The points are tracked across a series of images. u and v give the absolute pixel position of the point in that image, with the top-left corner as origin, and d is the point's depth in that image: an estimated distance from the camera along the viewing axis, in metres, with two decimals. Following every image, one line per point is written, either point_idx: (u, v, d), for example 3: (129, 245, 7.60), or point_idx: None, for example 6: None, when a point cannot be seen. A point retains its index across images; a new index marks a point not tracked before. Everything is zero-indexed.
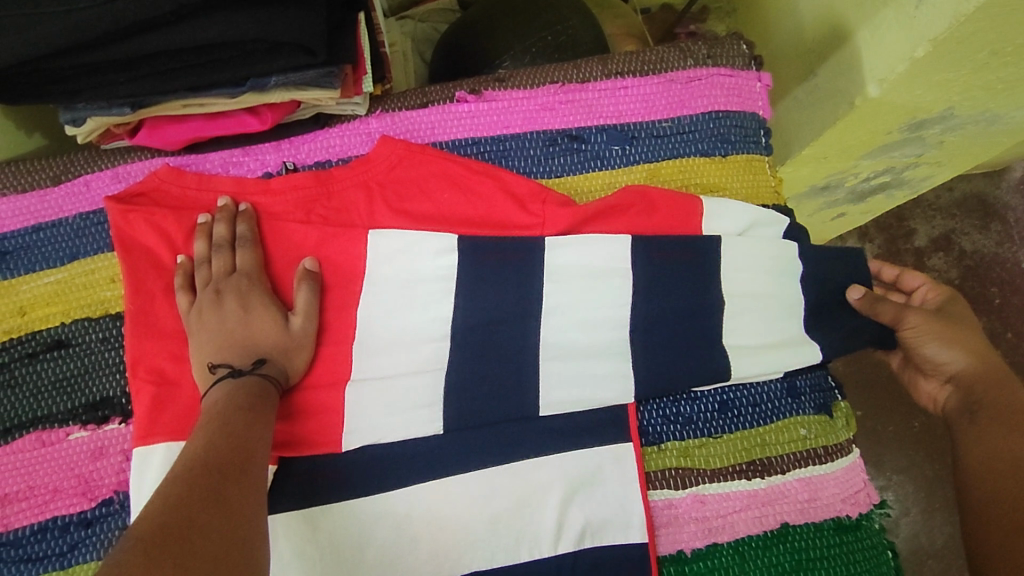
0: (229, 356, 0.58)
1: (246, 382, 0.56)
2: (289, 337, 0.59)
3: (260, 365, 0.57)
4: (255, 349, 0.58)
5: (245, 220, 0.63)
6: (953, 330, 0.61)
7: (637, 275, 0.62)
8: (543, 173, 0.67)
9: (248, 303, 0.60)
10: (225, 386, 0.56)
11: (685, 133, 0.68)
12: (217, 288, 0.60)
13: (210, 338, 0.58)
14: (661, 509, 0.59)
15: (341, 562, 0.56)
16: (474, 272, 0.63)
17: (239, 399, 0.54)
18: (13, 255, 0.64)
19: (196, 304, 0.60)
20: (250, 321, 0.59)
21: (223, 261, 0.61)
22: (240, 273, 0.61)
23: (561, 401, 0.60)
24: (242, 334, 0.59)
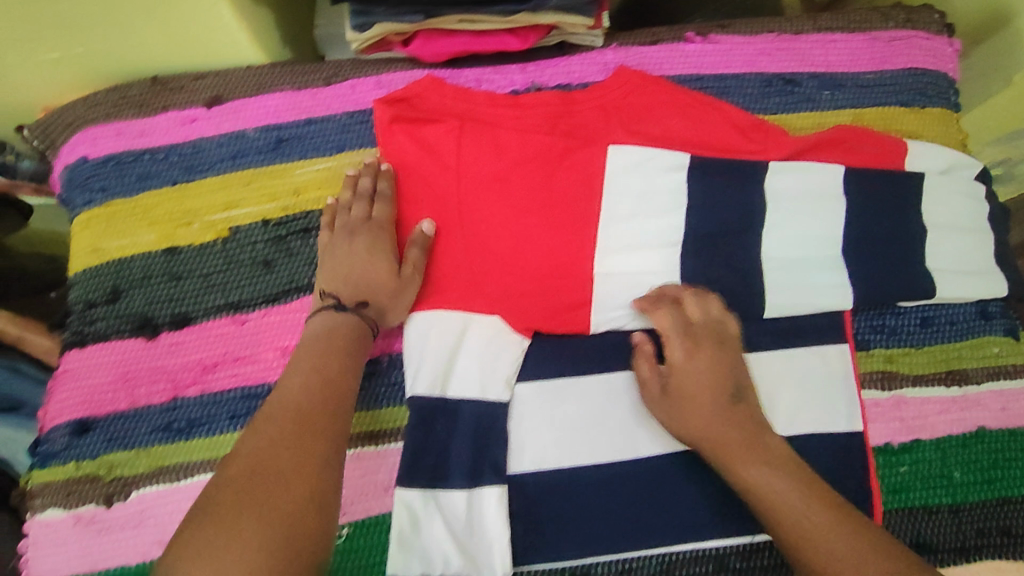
0: (338, 287, 0.64)
1: (344, 321, 0.62)
2: (398, 282, 0.64)
3: (363, 307, 0.63)
4: (365, 289, 0.64)
5: (387, 178, 0.69)
6: (685, 408, 0.61)
7: (848, 203, 0.69)
8: (761, 109, 0.73)
9: (373, 248, 0.65)
10: (331, 317, 0.62)
11: (887, 85, 0.74)
12: (348, 227, 0.67)
13: (333, 270, 0.65)
14: (871, 405, 0.66)
15: (595, 425, 0.65)
16: (704, 189, 0.69)
17: (335, 340, 0.60)
18: (290, 142, 0.71)
19: (329, 240, 0.67)
20: (370, 262, 0.64)
21: (362, 209, 0.68)
22: (373, 221, 0.67)
23: (784, 304, 0.67)
24: (355, 271, 0.65)
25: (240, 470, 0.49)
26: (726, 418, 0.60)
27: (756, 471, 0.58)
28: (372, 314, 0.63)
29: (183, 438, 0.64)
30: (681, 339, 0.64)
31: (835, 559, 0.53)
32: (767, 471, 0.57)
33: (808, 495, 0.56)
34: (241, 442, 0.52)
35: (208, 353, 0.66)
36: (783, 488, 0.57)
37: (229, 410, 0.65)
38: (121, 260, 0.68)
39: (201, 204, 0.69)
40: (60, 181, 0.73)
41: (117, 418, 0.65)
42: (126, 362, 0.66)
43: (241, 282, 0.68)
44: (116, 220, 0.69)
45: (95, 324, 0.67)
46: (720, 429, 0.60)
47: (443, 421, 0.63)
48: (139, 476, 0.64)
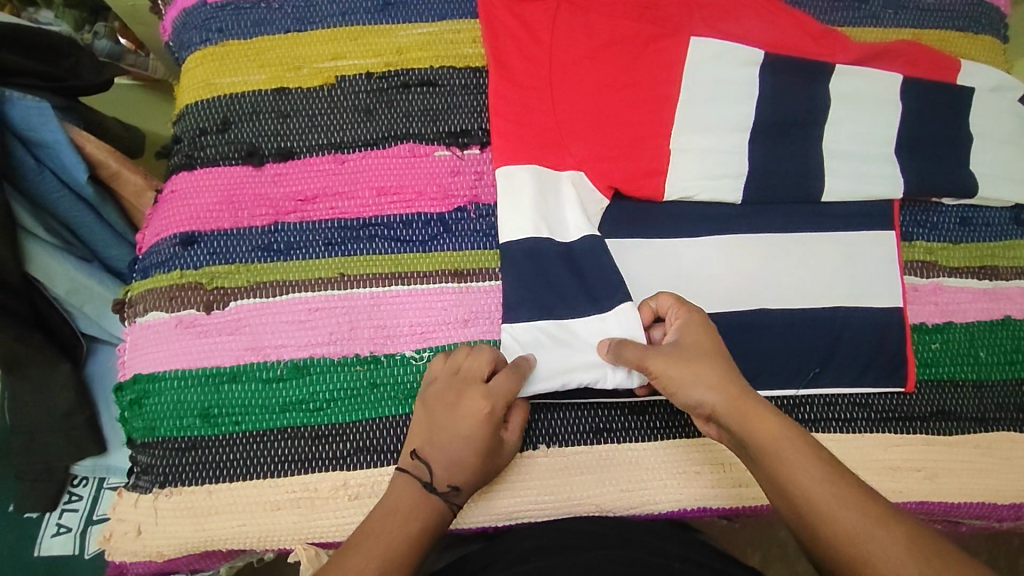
0: (434, 460, 0.59)
1: (428, 501, 0.57)
2: (493, 465, 0.62)
3: (454, 492, 0.58)
4: (460, 472, 0.59)
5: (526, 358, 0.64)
6: (690, 363, 0.58)
7: (902, 107, 0.75)
8: (829, 21, 0.79)
9: (486, 419, 0.60)
10: (420, 492, 0.57)
11: (946, 11, 0.80)
12: (461, 390, 0.61)
13: (428, 432, 0.60)
14: (912, 289, 0.72)
15: (661, 282, 0.71)
16: (774, 83, 0.75)
17: (415, 525, 0.55)
18: (395, 7, 0.76)
19: (439, 388, 0.62)
20: (472, 438, 0.59)
21: (478, 367, 0.62)
22: (488, 383, 0.61)
23: (841, 191, 0.73)
24: (459, 446, 0.59)
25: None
26: (731, 378, 0.57)
27: (775, 426, 0.54)
28: (460, 500, 0.59)
29: (281, 258, 0.69)
30: (688, 315, 0.62)
31: (852, 519, 0.48)
32: (788, 430, 0.54)
33: (824, 459, 0.52)
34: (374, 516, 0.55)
35: (308, 185, 0.71)
36: (792, 440, 0.53)
37: (326, 238, 0.70)
38: (231, 95, 0.73)
39: (310, 53, 0.74)
40: (174, 26, 0.78)
41: (221, 236, 0.69)
42: (230, 186, 0.71)
43: (343, 126, 0.73)
44: (229, 59, 0.74)
45: (204, 151, 0.72)
46: (729, 385, 0.56)
47: (526, 261, 0.69)
48: (238, 289, 0.68)
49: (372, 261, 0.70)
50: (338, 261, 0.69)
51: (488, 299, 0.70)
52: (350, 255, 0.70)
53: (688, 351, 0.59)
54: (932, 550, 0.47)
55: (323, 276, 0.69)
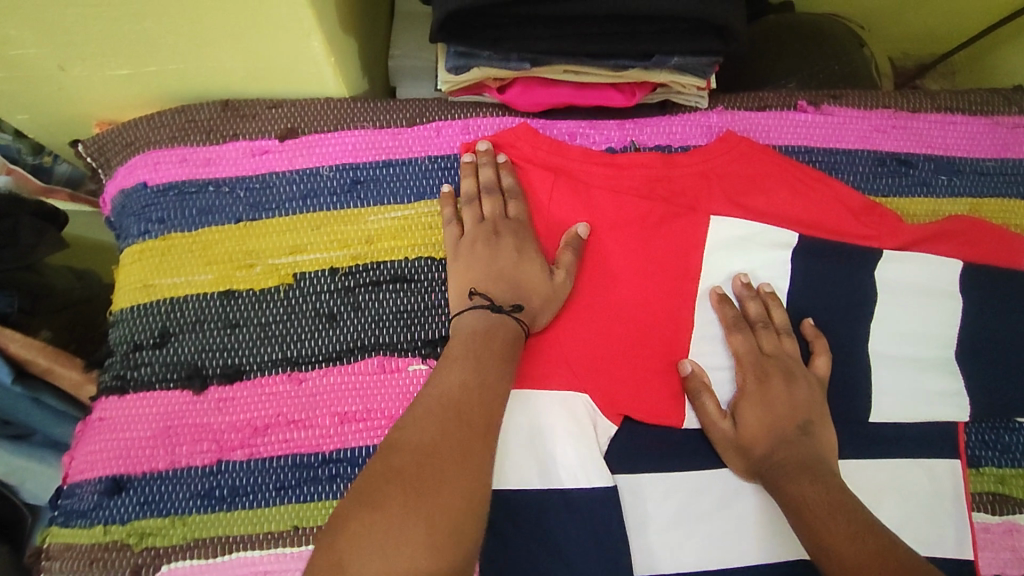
0: (493, 291, 0.58)
1: (499, 322, 0.56)
2: (556, 289, 0.60)
3: (519, 311, 0.57)
4: (522, 291, 0.58)
5: (510, 172, 0.64)
6: (755, 389, 0.61)
7: (965, 302, 0.64)
8: (871, 190, 0.68)
9: (523, 249, 0.60)
10: (485, 316, 0.56)
11: (1009, 175, 0.69)
12: (494, 227, 0.61)
13: (476, 271, 0.59)
14: (981, 532, 0.61)
15: (685, 528, 0.59)
16: (810, 273, 0.65)
17: (492, 345, 0.54)
18: (365, 185, 0.66)
19: (466, 236, 0.61)
20: (522, 264, 0.59)
21: (496, 203, 0.62)
22: (512, 219, 0.62)
23: (893, 411, 0.62)
24: (513, 275, 0.59)
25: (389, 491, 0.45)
26: (780, 434, 0.59)
27: (836, 522, 0.52)
28: (526, 319, 0.57)
29: (224, 508, 0.58)
30: (739, 329, 0.62)
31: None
32: (840, 529, 0.52)
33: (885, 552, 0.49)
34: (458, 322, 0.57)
35: (259, 413, 0.60)
36: (822, 503, 0.54)
37: (278, 480, 0.58)
38: (173, 299, 0.63)
39: (265, 246, 0.64)
40: (113, 205, 0.68)
41: (153, 479, 0.58)
42: (168, 416, 0.60)
43: (301, 336, 0.62)
44: (172, 255, 0.64)
45: (139, 369, 0.61)
46: (779, 452, 0.58)
47: (527, 521, 0.58)
48: (172, 549, 0.57)
49: (332, 509, 0.58)
50: (292, 509, 0.58)
51: None
52: (307, 501, 0.58)
53: (761, 391, 0.61)
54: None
55: (273, 530, 0.57)
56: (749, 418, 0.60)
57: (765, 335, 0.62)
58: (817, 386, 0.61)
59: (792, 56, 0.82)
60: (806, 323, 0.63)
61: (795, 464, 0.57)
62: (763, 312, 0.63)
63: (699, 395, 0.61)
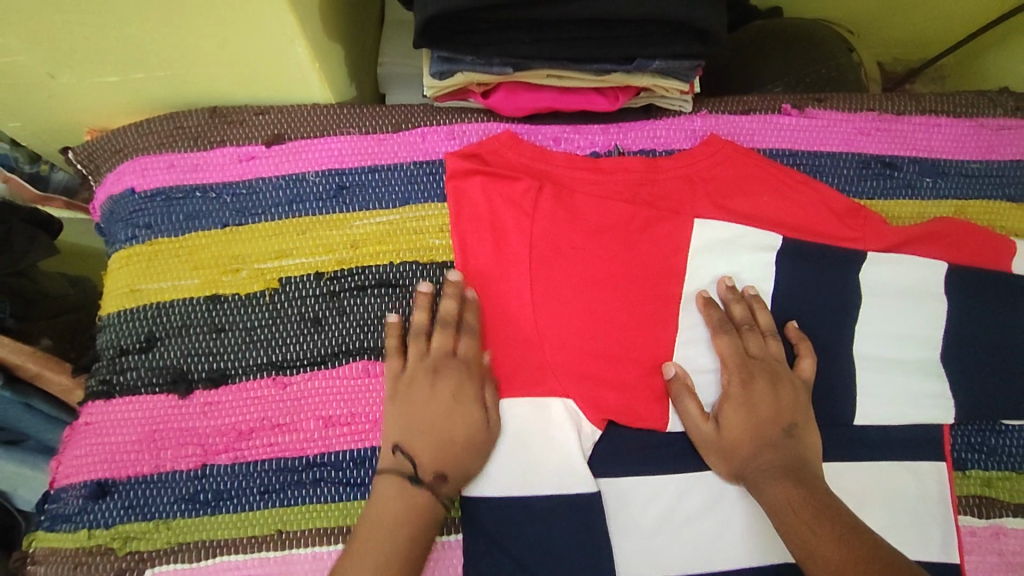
0: (417, 447, 0.56)
1: (416, 501, 0.54)
2: (485, 436, 0.57)
3: (440, 482, 0.55)
4: (453, 441, 0.56)
5: (472, 308, 0.61)
6: (742, 390, 0.60)
7: (951, 304, 0.64)
8: (856, 193, 0.68)
9: (459, 393, 0.57)
10: (399, 486, 0.54)
11: (994, 176, 0.69)
12: (434, 366, 0.58)
13: (408, 420, 0.57)
14: (967, 535, 0.60)
15: (669, 531, 0.59)
16: (795, 276, 0.64)
17: (405, 528, 0.53)
18: (350, 191, 0.66)
19: (409, 371, 0.59)
20: (454, 414, 0.57)
21: (444, 339, 0.59)
22: (459, 356, 0.59)
23: (878, 414, 0.62)
24: (443, 428, 0.56)
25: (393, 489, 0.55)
26: (765, 437, 0.58)
27: (820, 525, 0.53)
28: (449, 490, 0.55)
29: (209, 511, 0.58)
30: (727, 333, 0.62)
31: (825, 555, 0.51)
32: (823, 531, 0.52)
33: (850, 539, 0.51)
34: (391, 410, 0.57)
35: (245, 418, 0.60)
36: (805, 507, 0.54)
37: (262, 484, 0.58)
38: (159, 305, 0.63)
39: (251, 251, 0.64)
40: (102, 212, 0.68)
41: (138, 483, 0.58)
42: (154, 421, 0.60)
43: (286, 340, 0.62)
44: (159, 261, 0.64)
45: (125, 374, 0.61)
46: (763, 455, 0.58)
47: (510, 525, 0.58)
48: (157, 552, 0.57)
49: (316, 512, 0.58)
50: (276, 512, 0.58)
51: (450, 558, 0.58)
52: (290, 505, 0.58)
53: (747, 393, 0.60)
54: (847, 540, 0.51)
55: (258, 533, 0.57)
56: (733, 420, 0.59)
57: (751, 337, 0.62)
58: (802, 388, 0.61)
59: (780, 59, 0.82)
60: (790, 325, 0.63)
61: (779, 465, 0.57)
62: (747, 315, 0.63)
63: (681, 396, 0.60)
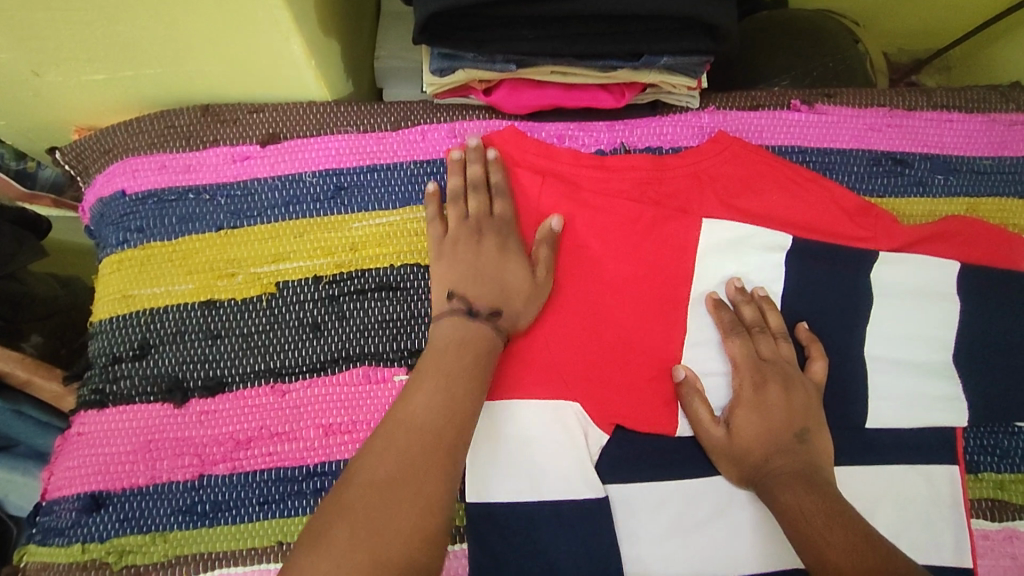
0: (472, 291, 0.57)
1: (476, 330, 0.55)
2: (536, 288, 0.59)
3: (496, 316, 0.56)
4: (506, 292, 0.57)
5: (498, 168, 0.62)
6: (753, 394, 0.59)
7: (963, 305, 0.63)
8: (867, 190, 0.66)
9: (505, 248, 0.59)
10: (461, 321, 0.55)
11: (1006, 173, 0.68)
12: (477, 225, 0.60)
13: (458, 273, 0.58)
14: (980, 539, 0.60)
15: (679, 538, 0.58)
16: (805, 276, 0.63)
17: (466, 353, 0.53)
18: (349, 191, 0.64)
19: (451, 234, 0.60)
20: (504, 265, 0.58)
21: (481, 202, 0.60)
22: (496, 218, 0.60)
23: (890, 417, 0.61)
24: (495, 277, 0.58)
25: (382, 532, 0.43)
26: (776, 442, 0.57)
27: (831, 535, 0.50)
28: (505, 324, 0.57)
29: (207, 523, 0.56)
30: (738, 335, 0.60)
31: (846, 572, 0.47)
32: (837, 544, 0.50)
33: (865, 550, 0.49)
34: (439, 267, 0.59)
35: (242, 426, 0.58)
36: (817, 513, 0.52)
37: (261, 495, 0.57)
38: (153, 311, 0.61)
39: (247, 254, 0.62)
40: (92, 214, 0.66)
41: (133, 495, 0.57)
42: (148, 430, 0.58)
43: (285, 346, 0.60)
44: (151, 266, 0.62)
45: (118, 383, 0.59)
46: (774, 460, 0.57)
47: (517, 534, 0.57)
48: (153, 566, 0.55)
49: None
50: (276, 523, 0.56)
51: (455, 568, 0.57)
52: (291, 516, 0.57)
53: (758, 397, 0.59)
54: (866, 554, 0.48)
55: (258, 545, 0.56)
56: (744, 425, 0.58)
57: (763, 340, 0.61)
58: (813, 390, 0.60)
59: (785, 52, 0.80)
60: (800, 327, 0.62)
61: (791, 472, 0.56)
62: (757, 315, 0.61)
63: (690, 400, 0.59)
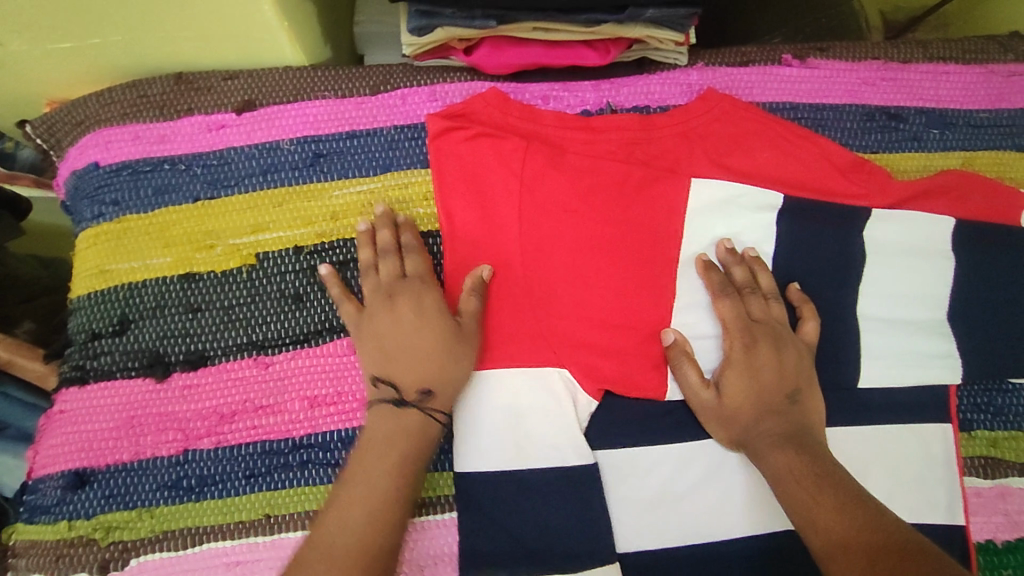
0: (395, 373, 0.54)
1: (410, 421, 0.52)
2: (464, 333, 0.55)
3: (425, 398, 0.53)
4: (432, 366, 0.54)
5: (407, 229, 0.59)
6: (744, 355, 0.58)
7: (957, 262, 0.62)
8: (860, 147, 0.65)
9: (419, 309, 0.55)
10: (390, 412, 0.52)
11: (1003, 126, 0.66)
12: (391, 290, 0.56)
13: (379, 352, 0.55)
14: (972, 496, 0.59)
15: (669, 501, 0.57)
16: (797, 236, 0.62)
17: (395, 452, 0.51)
18: (328, 159, 0.62)
19: (366, 309, 0.56)
20: (414, 334, 0.54)
21: (392, 268, 0.57)
22: (410, 278, 0.57)
23: (882, 376, 0.60)
24: (412, 343, 0.54)
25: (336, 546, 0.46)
26: (766, 404, 0.56)
27: (823, 499, 0.50)
28: (439, 404, 0.54)
29: (193, 498, 0.56)
30: (729, 298, 0.59)
31: (839, 533, 0.47)
32: (828, 508, 0.49)
33: (855, 511, 0.48)
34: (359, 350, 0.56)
35: (226, 400, 0.58)
36: (807, 477, 0.52)
37: (247, 468, 0.56)
38: (131, 285, 0.60)
39: (225, 225, 0.61)
40: (65, 188, 0.64)
41: (118, 471, 0.56)
42: (131, 407, 0.57)
43: (266, 318, 0.59)
44: (128, 240, 0.61)
45: (99, 359, 0.58)
46: (763, 422, 0.56)
47: (506, 500, 0.56)
48: (140, 541, 0.55)
49: (305, 495, 0.56)
50: (263, 496, 0.56)
51: (445, 536, 0.56)
52: (278, 489, 0.56)
53: (748, 359, 0.58)
54: (860, 518, 0.48)
55: (244, 518, 0.55)
56: (733, 387, 0.57)
57: (753, 301, 0.59)
58: (804, 351, 0.59)
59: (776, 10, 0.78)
60: (790, 288, 0.61)
61: (780, 436, 0.55)
62: (749, 278, 0.60)
63: (678, 365, 0.58)
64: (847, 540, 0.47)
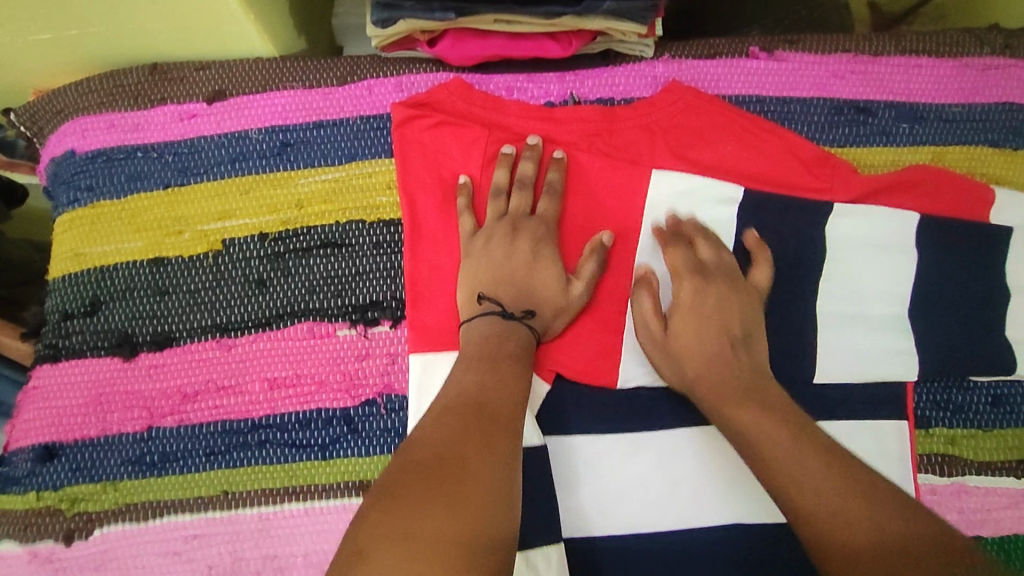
0: (502, 295, 0.57)
1: (511, 329, 0.56)
2: (568, 299, 0.58)
3: (530, 316, 0.56)
4: (531, 297, 0.57)
5: (556, 168, 0.60)
6: (696, 305, 0.58)
7: (920, 258, 0.61)
8: (827, 140, 0.64)
9: (537, 251, 0.58)
10: (497, 323, 0.55)
11: (977, 121, 0.65)
12: (513, 224, 0.59)
13: (490, 271, 0.57)
14: (926, 493, 0.59)
15: (616, 489, 0.58)
16: (759, 228, 0.61)
17: (509, 343, 0.55)
18: (295, 148, 0.64)
19: (486, 230, 0.59)
20: (536, 269, 0.58)
21: (522, 201, 0.60)
22: (538, 217, 0.60)
23: (838, 371, 0.60)
24: (525, 280, 0.57)
25: (427, 457, 0.44)
26: (719, 354, 0.56)
27: (824, 481, 0.47)
28: (537, 326, 0.57)
29: (155, 473, 0.58)
30: (692, 277, 0.58)
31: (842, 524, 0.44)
32: (828, 490, 0.46)
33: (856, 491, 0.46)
34: (468, 263, 0.58)
35: (189, 380, 0.60)
36: (800, 456, 0.49)
37: (207, 446, 0.58)
38: (103, 268, 0.62)
39: (194, 212, 0.63)
40: (46, 175, 0.67)
41: (85, 446, 0.59)
42: (99, 385, 0.60)
43: (231, 302, 0.61)
44: (101, 224, 0.63)
45: (70, 338, 0.61)
46: (720, 375, 0.55)
47: None
48: (104, 513, 0.57)
49: (261, 473, 0.58)
50: (221, 474, 0.58)
51: None
52: (235, 467, 0.58)
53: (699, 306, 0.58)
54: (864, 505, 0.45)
55: (203, 494, 0.57)
56: (685, 336, 0.57)
57: (704, 251, 0.59)
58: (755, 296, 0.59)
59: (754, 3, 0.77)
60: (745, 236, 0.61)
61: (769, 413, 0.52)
62: (697, 231, 0.60)
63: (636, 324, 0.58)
64: (853, 534, 0.43)
